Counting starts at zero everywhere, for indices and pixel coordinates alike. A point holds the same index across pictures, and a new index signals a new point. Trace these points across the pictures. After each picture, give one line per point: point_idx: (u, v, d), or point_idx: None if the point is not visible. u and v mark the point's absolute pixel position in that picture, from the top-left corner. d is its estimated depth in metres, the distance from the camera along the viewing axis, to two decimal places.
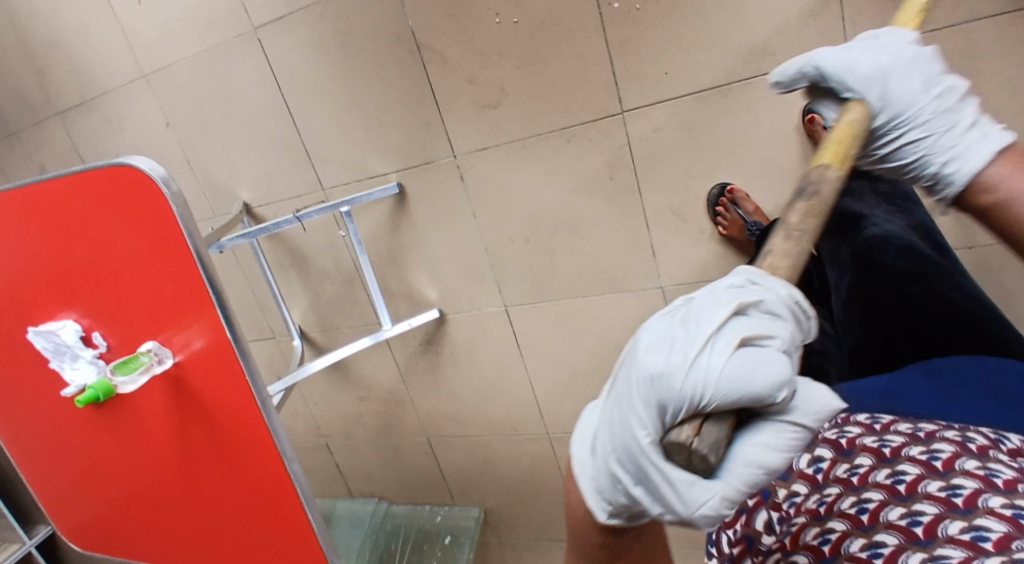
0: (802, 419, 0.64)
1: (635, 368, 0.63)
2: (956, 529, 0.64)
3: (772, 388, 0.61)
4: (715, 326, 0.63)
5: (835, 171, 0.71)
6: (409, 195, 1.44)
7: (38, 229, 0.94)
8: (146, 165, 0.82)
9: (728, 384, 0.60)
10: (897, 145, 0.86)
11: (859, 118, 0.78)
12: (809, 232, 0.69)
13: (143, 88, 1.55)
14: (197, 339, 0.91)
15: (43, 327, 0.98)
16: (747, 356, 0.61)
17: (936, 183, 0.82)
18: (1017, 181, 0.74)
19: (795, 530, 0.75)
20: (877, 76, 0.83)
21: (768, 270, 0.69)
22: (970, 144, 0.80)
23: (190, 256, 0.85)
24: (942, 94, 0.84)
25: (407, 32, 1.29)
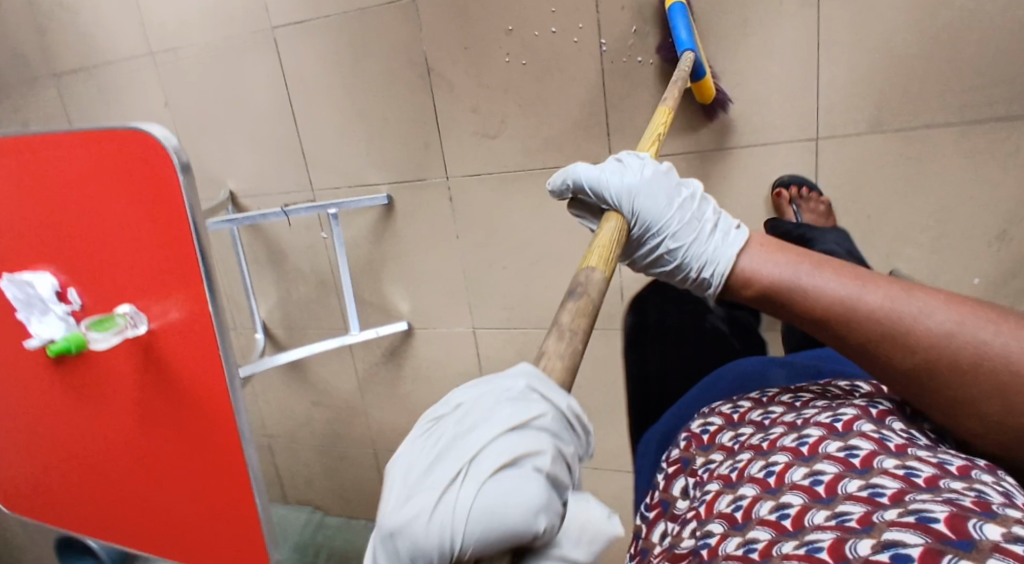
0: (572, 550, 0.62)
1: (390, 512, 0.59)
2: (854, 486, 0.71)
3: (531, 518, 0.58)
4: (471, 457, 0.60)
5: (601, 273, 0.79)
6: (397, 208, 1.49)
7: (34, 181, 0.95)
8: (159, 133, 0.83)
9: (481, 524, 0.57)
10: (658, 252, 0.94)
11: (617, 227, 0.89)
12: (581, 332, 0.72)
13: (146, 66, 1.56)
14: (179, 309, 0.92)
15: (18, 275, 0.97)
16: (500, 485, 0.59)
17: (701, 283, 0.92)
18: (777, 267, 0.85)
19: (711, 496, 0.84)
20: (631, 192, 0.91)
21: (559, 370, 0.69)
22: (717, 247, 0.90)
23: (187, 228, 0.86)
24: (682, 205, 0.93)
25: (419, 56, 1.35)
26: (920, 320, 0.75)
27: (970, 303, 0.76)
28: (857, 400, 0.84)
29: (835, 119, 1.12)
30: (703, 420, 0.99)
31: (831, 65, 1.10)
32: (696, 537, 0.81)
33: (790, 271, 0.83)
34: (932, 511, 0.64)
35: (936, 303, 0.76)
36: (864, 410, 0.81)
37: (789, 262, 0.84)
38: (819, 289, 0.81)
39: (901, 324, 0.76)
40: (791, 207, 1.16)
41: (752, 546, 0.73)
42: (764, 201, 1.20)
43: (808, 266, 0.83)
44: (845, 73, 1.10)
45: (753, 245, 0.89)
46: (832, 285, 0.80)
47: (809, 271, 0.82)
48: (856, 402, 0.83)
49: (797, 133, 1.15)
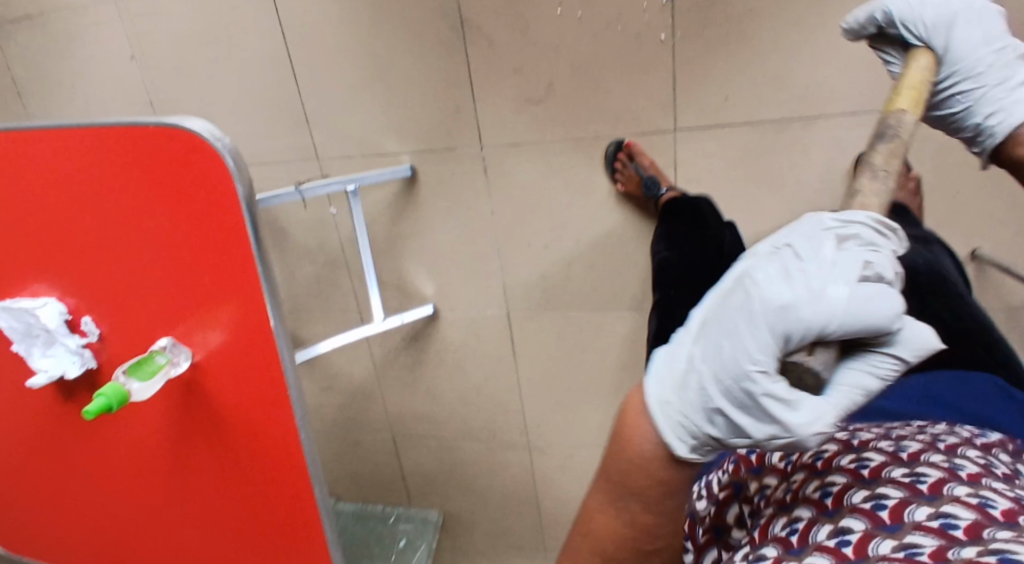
0: (904, 353, 0.58)
1: (756, 290, 0.57)
2: (923, 515, 0.57)
3: (890, 319, 0.56)
4: (830, 253, 0.57)
5: (913, 114, 0.68)
6: (420, 181, 1.32)
7: (29, 187, 0.76)
8: (201, 131, 0.65)
9: (852, 316, 0.55)
10: (947, 91, 0.84)
11: (928, 65, 0.75)
12: (893, 173, 0.65)
13: (107, 11, 1.31)
14: (231, 342, 0.76)
15: (16, 303, 0.79)
16: (865, 288, 0.56)
17: (980, 135, 0.84)
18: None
19: (763, 521, 0.67)
20: (943, 23, 0.80)
21: (876, 205, 0.63)
22: (1018, 100, 0.81)
23: (244, 246, 0.69)
24: (999, 50, 0.82)
25: (452, 5, 1.16)
26: None
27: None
28: (920, 434, 0.71)
29: None
30: None
31: None
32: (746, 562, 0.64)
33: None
34: (1017, 551, 0.51)
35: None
36: (930, 442, 0.68)
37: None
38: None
39: None
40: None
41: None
42: (845, 173, 1.11)
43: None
44: None
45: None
46: None
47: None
48: (919, 436, 0.69)
49: None
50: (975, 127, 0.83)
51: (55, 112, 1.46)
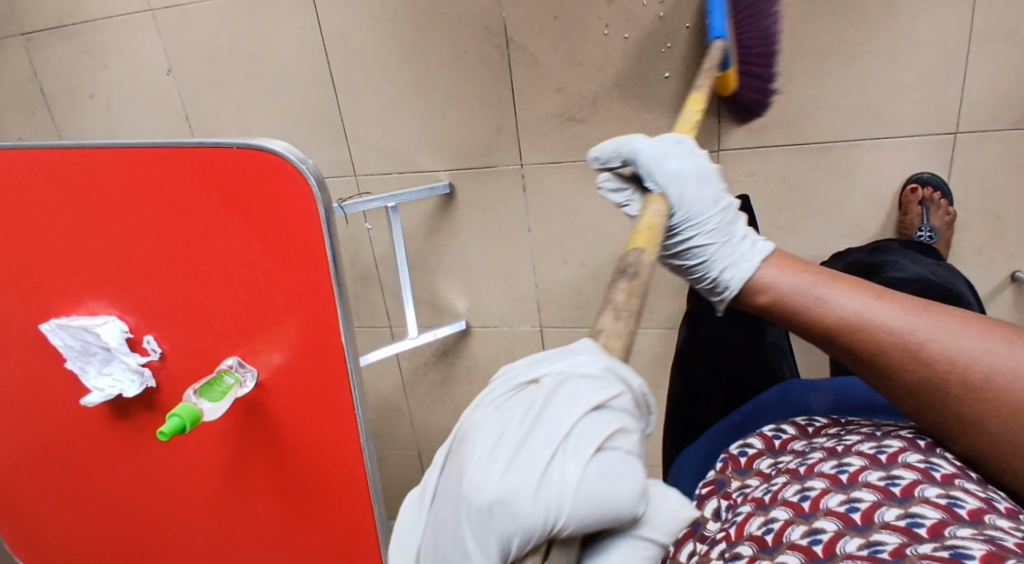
0: (657, 534, 0.54)
1: (481, 472, 0.50)
2: (892, 515, 0.62)
3: (631, 505, 0.50)
4: (568, 429, 0.51)
5: (651, 254, 0.67)
6: (458, 198, 1.32)
7: (93, 205, 0.74)
8: (287, 153, 0.64)
9: (583, 507, 0.49)
10: (682, 244, 0.84)
11: (662, 210, 0.76)
12: (635, 313, 0.61)
13: (146, 25, 1.31)
14: (299, 364, 0.75)
15: (75, 320, 0.78)
16: (603, 466, 0.50)
17: (716, 287, 0.83)
18: (790, 280, 0.77)
19: (740, 520, 0.74)
20: (679, 178, 0.81)
21: (617, 349, 0.60)
22: (744, 255, 0.81)
23: (321, 267, 0.68)
24: (725, 207, 0.83)
25: (497, 24, 1.16)
26: (888, 326, 0.69)
27: (999, 325, 0.66)
28: (904, 431, 0.74)
29: (980, 112, 1.04)
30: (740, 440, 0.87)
31: (983, 53, 1.01)
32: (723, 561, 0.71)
33: (808, 283, 0.75)
34: (969, 547, 0.56)
35: (947, 319, 0.67)
36: (911, 440, 0.71)
37: (805, 276, 0.76)
38: (834, 303, 0.72)
39: (927, 348, 0.66)
40: (920, 206, 1.07)
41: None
42: (892, 198, 1.12)
43: (826, 280, 0.74)
44: (996, 62, 1.01)
45: (776, 257, 0.81)
46: (854, 302, 0.71)
47: (825, 285, 0.74)
48: (902, 433, 0.73)
49: (937, 126, 1.06)
50: (711, 280, 0.83)
51: (84, 124, 1.45)
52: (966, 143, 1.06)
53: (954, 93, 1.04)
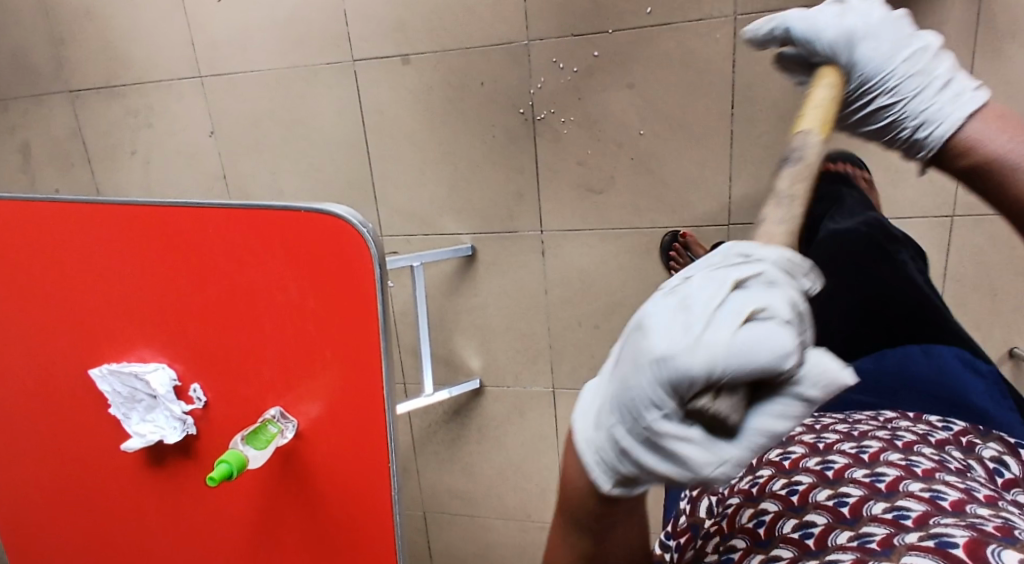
0: (811, 391, 0.45)
1: (643, 332, 0.46)
2: (879, 508, 0.60)
3: (781, 359, 0.43)
4: (716, 297, 0.46)
5: (819, 134, 0.61)
6: (478, 261, 1.38)
7: (156, 260, 0.79)
8: (350, 217, 0.69)
9: (737, 358, 0.43)
10: (867, 107, 0.73)
11: (832, 85, 0.66)
12: (801, 198, 0.57)
13: (192, 90, 1.40)
14: (339, 413, 0.77)
15: (126, 366, 0.81)
16: (752, 329, 0.44)
17: (913, 149, 0.70)
18: (1001, 137, 0.63)
19: (729, 511, 0.70)
20: (845, 35, 0.72)
21: (780, 235, 0.56)
22: (948, 103, 0.67)
23: (373, 323, 0.72)
24: (913, 55, 0.70)
25: (524, 102, 1.24)
26: None
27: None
28: (905, 421, 0.77)
29: (973, 197, 1.12)
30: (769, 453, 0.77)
31: None
32: (718, 554, 0.66)
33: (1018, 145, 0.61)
34: (953, 535, 0.54)
35: None
36: (889, 441, 0.72)
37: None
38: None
39: None
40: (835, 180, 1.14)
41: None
42: None
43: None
44: None
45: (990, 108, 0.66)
46: None
47: None
48: (879, 435, 0.73)
49: (935, 207, 1.14)
50: (905, 140, 0.70)
51: (120, 178, 1.51)
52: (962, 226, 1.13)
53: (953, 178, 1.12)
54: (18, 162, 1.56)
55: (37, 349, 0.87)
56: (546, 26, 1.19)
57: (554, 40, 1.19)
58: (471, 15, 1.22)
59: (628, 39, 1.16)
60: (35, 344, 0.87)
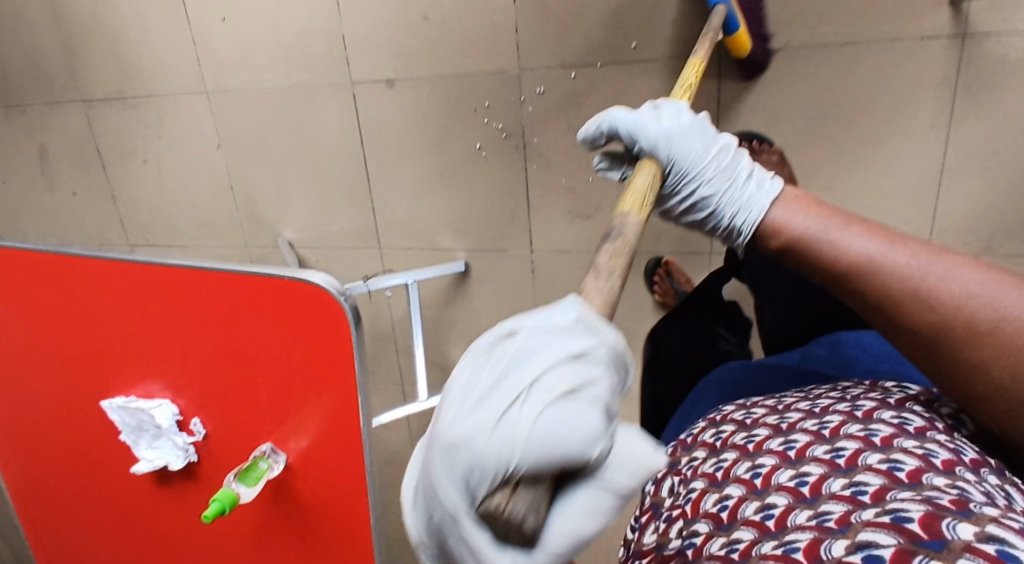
0: (622, 480, 0.51)
1: (451, 439, 0.49)
2: (838, 485, 0.61)
3: (588, 446, 0.49)
4: (534, 377, 0.50)
5: (636, 216, 0.69)
6: (471, 275, 1.43)
7: (161, 311, 0.87)
8: (330, 287, 0.76)
9: (540, 447, 0.47)
10: (691, 201, 0.80)
11: (652, 174, 0.76)
12: (618, 272, 0.63)
13: (200, 104, 1.45)
14: (324, 446, 0.85)
15: (133, 402, 0.90)
16: (562, 410, 0.49)
17: (732, 233, 0.77)
18: (802, 220, 0.69)
19: (695, 497, 0.73)
20: (665, 134, 0.78)
21: (598, 306, 0.61)
22: (752, 194, 0.75)
23: (351, 379, 0.80)
24: (719, 152, 0.79)
25: (516, 129, 1.28)
26: (887, 262, 0.63)
27: (1010, 275, 0.61)
28: (871, 392, 0.74)
29: (951, 240, 1.13)
30: (715, 429, 0.82)
31: (954, 189, 1.09)
32: (680, 538, 0.70)
33: (820, 227, 0.67)
34: (908, 511, 0.54)
35: (936, 260, 0.62)
36: (849, 412, 0.70)
37: (820, 217, 0.68)
38: (844, 245, 0.65)
39: (928, 291, 0.61)
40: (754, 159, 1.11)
41: (734, 547, 0.62)
42: None
43: (843, 223, 0.66)
44: (966, 196, 1.09)
45: (788, 196, 0.73)
46: (856, 242, 0.65)
47: (838, 228, 0.66)
48: (840, 406, 0.72)
49: None
50: (726, 226, 0.78)
51: (133, 184, 1.58)
52: None
53: (924, 221, 1.12)
54: (36, 165, 1.64)
55: (59, 379, 0.96)
56: (537, 57, 1.22)
57: (545, 70, 1.22)
58: (464, 42, 1.24)
59: (616, 73, 1.18)
60: (56, 373, 0.96)
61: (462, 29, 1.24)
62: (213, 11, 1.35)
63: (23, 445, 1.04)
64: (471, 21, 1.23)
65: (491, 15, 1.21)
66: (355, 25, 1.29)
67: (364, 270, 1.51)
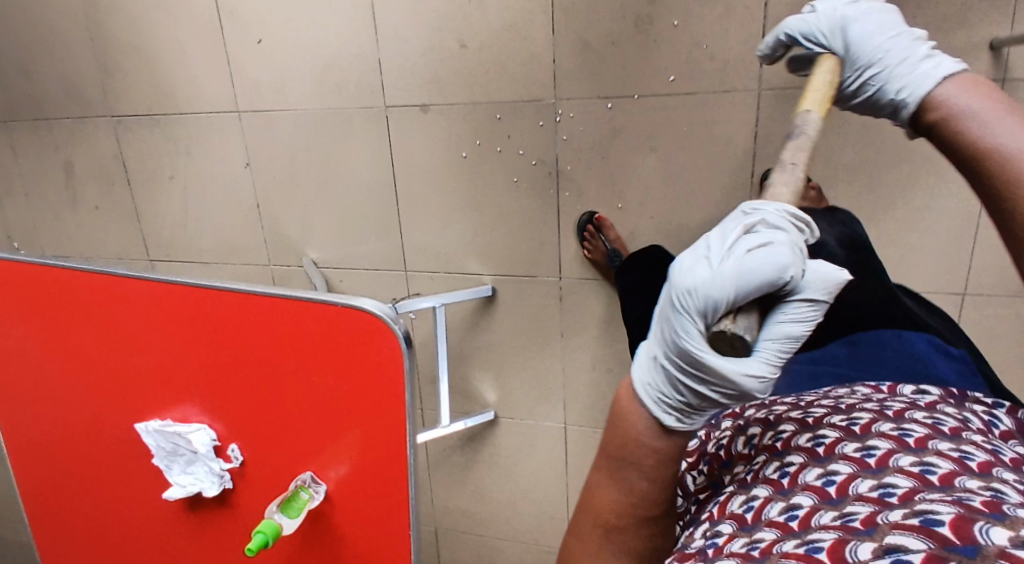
0: (817, 294, 0.65)
1: (682, 290, 0.64)
2: (867, 486, 0.59)
3: (783, 270, 0.62)
4: (731, 239, 0.65)
5: (818, 112, 0.75)
6: (498, 301, 1.42)
7: (203, 334, 0.86)
8: (384, 315, 0.75)
9: (749, 278, 0.62)
10: (864, 85, 0.84)
11: (832, 64, 0.82)
12: (801, 166, 0.73)
13: (231, 123, 1.45)
14: (363, 474, 0.84)
15: (170, 426, 0.88)
16: (757, 251, 0.63)
17: (897, 110, 0.81)
18: (974, 101, 0.73)
19: (723, 499, 0.69)
20: (843, 25, 0.85)
21: (787, 196, 0.72)
22: (924, 70, 0.78)
23: (401, 408, 0.78)
24: (900, 35, 0.82)
25: (550, 157, 1.28)
26: None
27: None
28: (905, 394, 0.74)
29: (986, 280, 1.13)
30: (743, 435, 0.77)
31: (991, 230, 1.10)
32: (703, 537, 0.66)
33: (978, 104, 0.72)
34: (938, 513, 0.52)
35: None
36: (879, 411, 0.69)
37: (993, 100, 0.72)
38: (994, 134, 0.70)
39: None
40: None
41: (755, 545, 0.59)
42: None
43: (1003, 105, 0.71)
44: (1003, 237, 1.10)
45: (960, 77, 0.77)
46: (1011, 134, 0.69)
47: (1001, 115, 0.70)
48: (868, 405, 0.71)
49: (945, 286, 1.16)
50: (893, 105, 0.81)
51: (157, 200, 1.58)
52: (974, 305, 1.15)
53: (960, 260, 1.13)
54: (61, 179, 1.63)
55: (89, 398, 0.95)
56: (573, 88, 1.22)
57: (581, 100, 1.23)
58: (501, 71, 1.25)
59: (654, 105, 1.19)
60: (87, 393, 0.94)
61: (500, 58, 1.24)
62: (250, 34, 1.36)
63: (44, 464, 1.02)
64: (508, 50, 1.23)
65: (529, 45, 1.22)
66: (392, 52, 1.30)
67: (388, 292, 1.50)
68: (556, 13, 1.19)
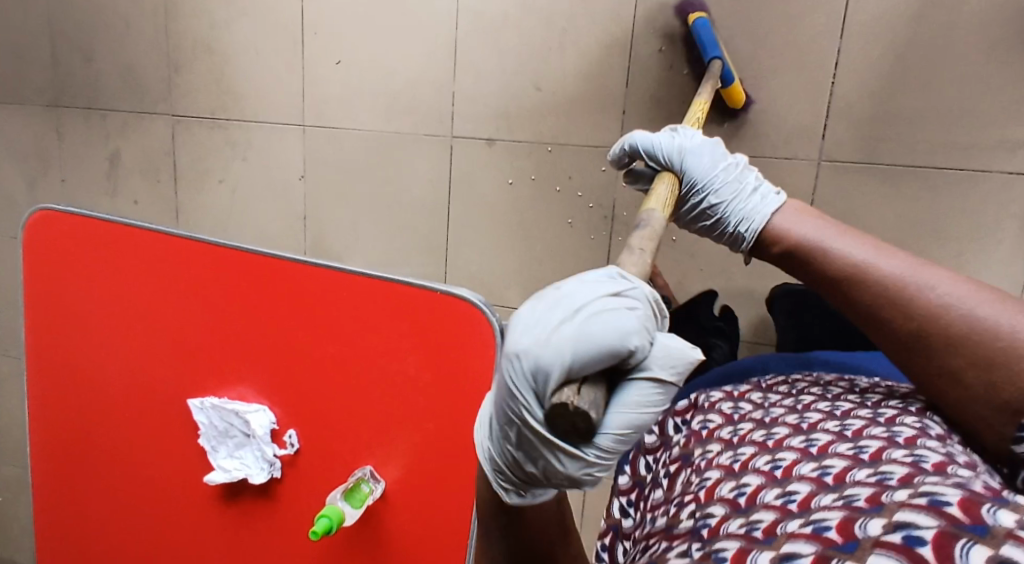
0: (665, 372, 0.51)
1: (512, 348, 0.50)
2: (863, 474, 0.53)
3: (625, 342, 0.49)
4: (582, 300, 0.51)
5: (660, 215, 0.73)
6: None
7: (274, 309, 0.84)
8: (482, 306, 0.74)
9: (586, 346, 0.48)
10: (699, 210, 0.84)
11: (670, 184, 0.81)
12: (649, 250, 0.67)
13: (293, 135, 1.48)
14: (417, 469, 0.81)
15: (229, 403, 0.85)
16: (599, 316, 0.49)
17: (736, 241, 0.81)
18: (805, 227, 0.73)
19: (709, 484, 0.65)
20: (678, 152, 0.85)
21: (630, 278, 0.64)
22: (755, 204, 0.79)
23: (480, 404, 0.76)
24: (733, 166, 0.84)
25: (607, 201, 1.32)
26: (875, 267, 0.66)
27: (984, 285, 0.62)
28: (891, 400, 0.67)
29: None
30: (730, 426, 0.72)
31: None
32: (694, 520, 0.62)
33: (817, 232, 0.71)
34: (945, 493, 0.46)
35: (909, 263, 0.65)
36: (872, 418, 0.63)
37: (825, 225, 0.72)
38: (837, 252, 0.68)
39: (902, 289, 0.63)
40: None
41: (755, 526, 0.54)
42: None
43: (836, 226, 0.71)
44: None
45: (789, 209, 0.78)
46: (848, 247, 0.68)
47: (838, 234, 0.70)
48: (862, 412, 0.64)
49: None
50: (727, 230, 0.81)
51: (202, 202, 1.58)
52: None
53: None
54: (104, 168, 1.63)
55: (136, 368, 0.91)
56: None
57: None
58: (569, 114, 1.31)
59: None
60: (137, 365, 0.91)
61: (572, 103, 1.31)
62: (330, 54, 1.42)
63: (70, 441, 0.96)
64: (581, 97, 1.30)
65: (600, 94, 1.29)
66: (466, 84, 1.36)
67: None
68: (632, 68, 1.26)
